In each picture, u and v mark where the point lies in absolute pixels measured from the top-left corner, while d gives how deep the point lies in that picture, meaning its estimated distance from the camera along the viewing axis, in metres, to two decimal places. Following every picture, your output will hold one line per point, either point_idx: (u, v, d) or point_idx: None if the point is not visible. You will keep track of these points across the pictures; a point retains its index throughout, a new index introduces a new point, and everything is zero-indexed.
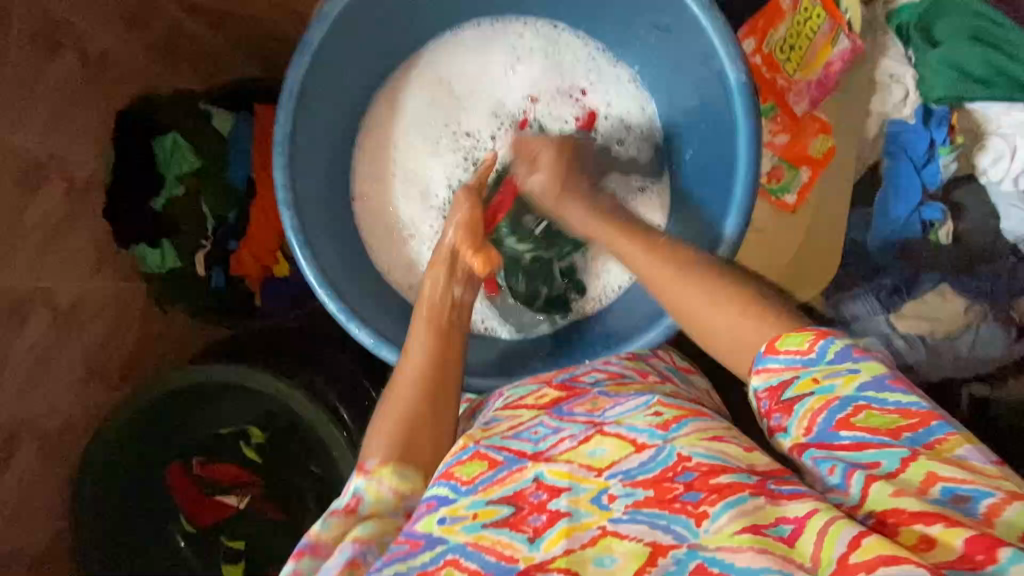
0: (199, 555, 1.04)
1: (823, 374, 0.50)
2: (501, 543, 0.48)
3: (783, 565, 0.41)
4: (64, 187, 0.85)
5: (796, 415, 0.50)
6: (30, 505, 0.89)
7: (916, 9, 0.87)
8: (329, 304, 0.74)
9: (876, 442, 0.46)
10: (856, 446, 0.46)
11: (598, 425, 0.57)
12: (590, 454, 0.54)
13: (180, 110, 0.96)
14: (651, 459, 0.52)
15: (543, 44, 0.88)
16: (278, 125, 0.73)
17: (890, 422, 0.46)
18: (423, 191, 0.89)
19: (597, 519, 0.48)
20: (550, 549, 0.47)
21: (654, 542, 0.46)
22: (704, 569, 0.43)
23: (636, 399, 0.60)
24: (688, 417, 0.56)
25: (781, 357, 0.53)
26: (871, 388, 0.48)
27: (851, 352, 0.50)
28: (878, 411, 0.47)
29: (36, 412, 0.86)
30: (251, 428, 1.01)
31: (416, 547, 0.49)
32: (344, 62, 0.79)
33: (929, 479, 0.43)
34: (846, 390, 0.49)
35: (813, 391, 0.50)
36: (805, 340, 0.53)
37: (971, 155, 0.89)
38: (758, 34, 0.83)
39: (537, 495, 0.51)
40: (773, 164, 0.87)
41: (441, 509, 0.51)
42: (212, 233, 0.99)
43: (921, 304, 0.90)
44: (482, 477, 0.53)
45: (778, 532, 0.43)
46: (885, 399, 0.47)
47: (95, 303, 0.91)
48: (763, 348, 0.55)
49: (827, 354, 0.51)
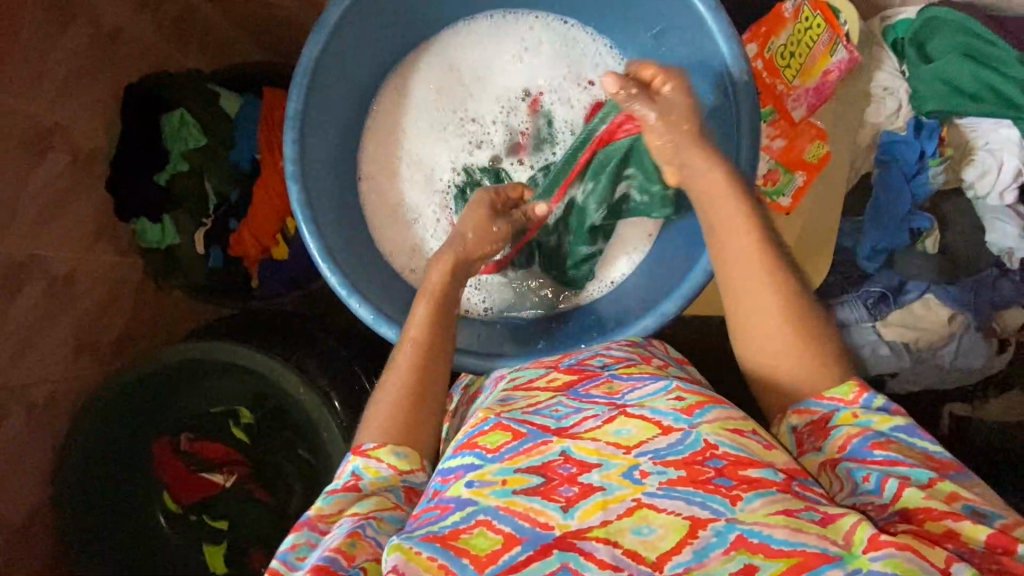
0: (179, 531, 1.05)
1: (864, 412, 0.57)
2: (533, 509, 0.47)
3: (820, 541, 0.44)
4: (69, 157, 0.93)
5: (832, 437, 0.57)
6: (20, 469, 0.91)
7: (910, 25, 0.92)
8: (330, 277, 0.75)
9: (907, 462, 0.53)
10: (889, 462, 0.53)
11: (620, 406, 0.56)
12: (616, 433, 0.52)
13: (187, 88, 1.02)
14: (679, 442, 0.51)
15: (553, 38, 0.90)
16: (291, 100, 0.74)
17: (919, 456, 0.54)
18: (428, 177, 0.91)
19: (631, 492, 0.48)
20: (585, 519, 0.47)
21: (692, 515, 0.46)
22: (745, 540, 0.44)
23: (653, 382, 0.58)
24: (710, 404, 0.54)
25: (826, 402, 0.59)
26: (903, 431, 0.55)
27: (891, 406, 0.57)
28: (909, 447, 0.54)
29: (29, 375, 0.91)
30: (241, 408, 1.02)
31: (447, 511, 0.49)
32: (359, 45, 0.81)
33: (953, 497, 0.50)
34: (881, 427, 0.56)
35: (852, 422, 0.57)
36: (849, 391, 0.59)
37: (958, 168, 0.92)
38: (760, 39, 0.88)
39: (566, 467, 0.50)
40: (769, 167, 0.91)
41: (468, 475, 0.51)
42: (213, 212, 1.04)
43: (908, 313, 0.93)
44: (507, 445, 0.52)
45: (810, 515, 0.46)
46: (915, 442, 0.55)
47: (92, 272, 0.99)
48: (812, 396, 0.60)
49: (870, 404, 0.58)
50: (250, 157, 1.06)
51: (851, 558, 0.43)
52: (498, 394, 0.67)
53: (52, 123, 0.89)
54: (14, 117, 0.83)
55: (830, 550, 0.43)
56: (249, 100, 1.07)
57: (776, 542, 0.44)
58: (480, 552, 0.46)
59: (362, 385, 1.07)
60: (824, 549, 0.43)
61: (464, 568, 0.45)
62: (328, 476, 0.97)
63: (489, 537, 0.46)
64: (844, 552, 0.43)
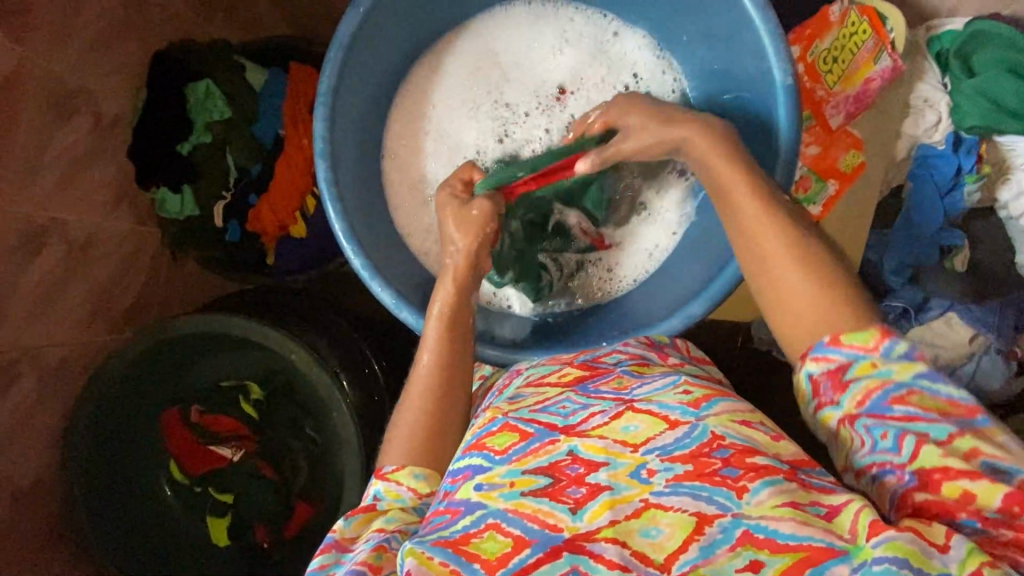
0: (185, 504, 1.05)
1: (885, 360, 0.49)
2: (542, 511, 0.47)
3: (825, 535, 0.43)
4: (92, 121, 0.93)
5: (850, 391, 0.49)
6: (27, 432, 0.91)
7: (956, 36, 0.90)
8: (353, 258, 0.75)
9: (926, 417, 0.47)
10: (908, 418, 0.47)
11: (627, 402, 0.55)
12: (624, 430, 0.51)
13: (214, 60, 1.02)
14: (685, 436, 0.50)
15: (593, 31, 0.89)
16: (324, 75, 0.73)
17: (938, 404, 0.47)
18: (451, 155, 0.89)
19: (639, 492, 0.47)
20: (594, 520, 0.46)
21: (698, 512, 0.45)
22: (750, 536, 0.43)
23: (663, 377, 0.58)
24: (717, 396, 0.54)
25: (844, 349, 0.50)
26: (925, 377, 0.48)
27: (915, 350, 0.49)
28: (929, 395, 0.47)
29: (39, 339, 0.90)
30: (250, 384, 1.03)
31: (456, 515, 0.49)
32: (397, 23, 0.80)
33: (971, 452, 0.45)
34: (901, 375, 0.48)
35: (870, 374, 0.49)
36: (870, 337, 0.50)
37: (994, 186, 0.92)
38: (804, 42, 0.84)
39: (574, 467, 0.49)
40: (802, 174, 0.87)
41: (477, 477, 0.50)
42: (233, 186, 1.05)
43: (927, 329, 0.91)
44: (515, 447, 0.52)
45: (816, 510, 0.45)
46: (937, 388, 0.48)
47: (109, 239, 0.98)
48: (826, 339, 0.51)
49: (891, 351, 0.49)
50: (273, 132, 1.05)
51: (858, 551, 0.42)
52: (511, 390, 0.66)
53: (77, 85, 0.89)
54: (40, 77, 0.83)
55: (836, 545, 0.42)
56: (275, 76, 1.06)
57: (782, 537, 0.43)
58: (491, 556, 0.45)
59: (372, 367, 1.06)
60: (830, 543, 0.42)
61: (476, 572, 0.44)
62: (337, 453, 0.98)
63: (499, 540, 0.46)
64: (850, 547, 0.42)
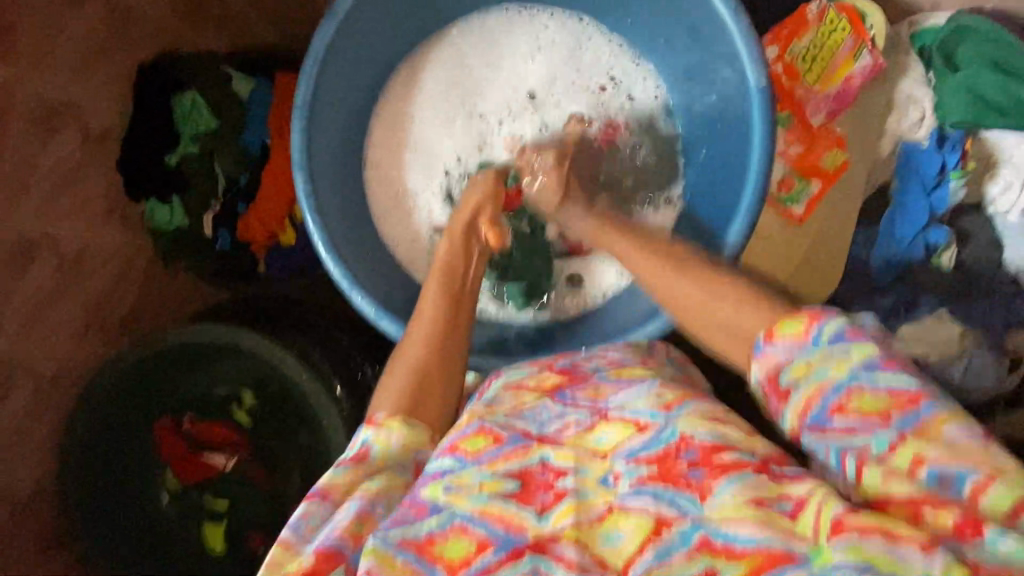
0: (182, 511, 1.06)
1: (817, 360, 0.48)
2: (507, 514, 0.47)
3: (786, 537, 0.42)
4: (79, 136, 0.93)
5: (791, 400, 0.49)
6: (21, 443, 0.93)
7: (937, 34, 0.89)
8: (333, 270, 0.75)
9: (867, 425, 0.45)
10: (847, 430, 0.45)
11: (601, 412, 0.56)
12: (598, 440, 0.53)
13: (199, 71, 1.02)
14: (654, 437, 0.50)
15: (568, 35, 0.89)
16: (300, 90, 0.74)
17: (880, 405, 0.45)
18: (429, 165, 0.90)
19: (602, 498, 0.48)
20: (557, 522, 0.46)
21: (659, 516, 0.45)
22: (709, 542, 0.43)
23: (638, 384, 0.58)
24: (689, 399, 0.54)
25: (779, 345, 0.51)
26: (863, 370, 0.46)
27: (845, 334, 0.48)
28: (870, 393, 0.45)
29: (33, 352, 0.92)
30: (243, 391, 1.04)
31: (422, 513, 0.48)
32: (372, 33, 0.80)
33: (916, 462, 0.42)
34: (837, 375, 0.47)
35: (808, 377, 0.48)
36: (800, 326, 0.50)
37: (981, 182, 0.90)
38: (781, 42, 0.87)
39: (544, 474, 0.50)
40: (784, 174, 0.90)
41: (446, 478, 0.50)
42: (222, 196, 1.05)
43: (919, 328, 0.89)
44: (488, 450, 0.52)
45: (782, 506, 0.43)
46: (877, 381, 0.46)
47: (100, 251, 1.00)
48: (761, 338, 0.53)
49: (822, 337, 0.49)
50: (260, 141, 1.06)
51: (818, 551, 0.40)
52: (490, 392, 0.65)
53: (63, 101, 0.89)
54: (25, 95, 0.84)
55: (796, 549, 0.41)
56: (260, 85, 1.07)
57: (740, 541, 0.42)
58: (454, 557, 0.46)
59: (364, 373, 1.06)
60: (790, 547, 0.41)
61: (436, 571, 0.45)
62: (325, 461, 0.98)
63: (462, 544, 0.46)
64: (811, 550, 0.41)
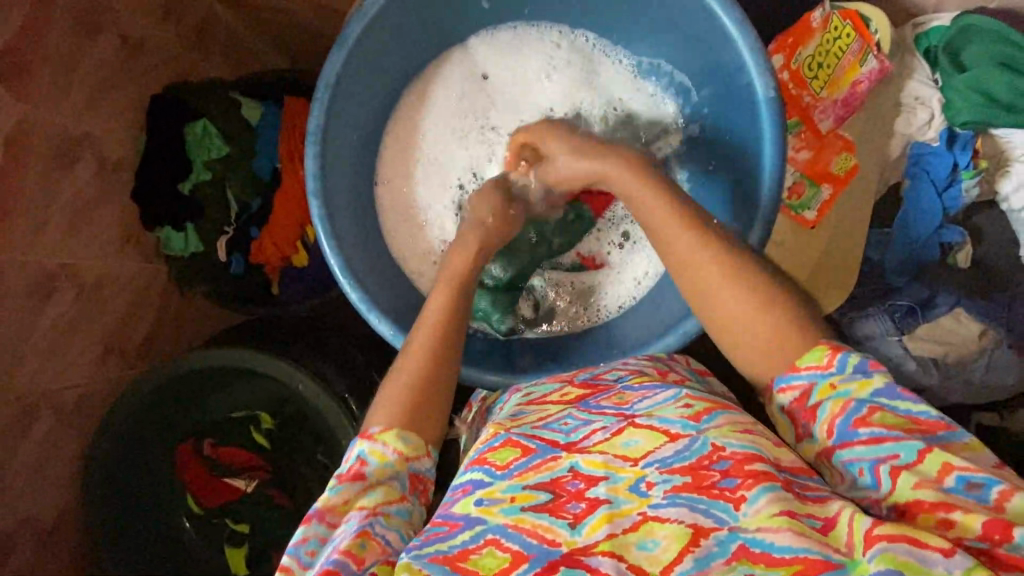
0: (204, 535, 1.07)
1: (842, 379, 0.51)
2: (541, 527, 0.47)
3: (823, 547, 0.42)
4: (96, 167, 0.95)
5: (819, 419, 0.52)
6: (48, 470, 0.94)
7: (944, 33, 0.89)
8: (350, 293, 0.76)
9: (892, 436, 0.47)
10: (874, 441, 0.48)
11: (629, 417, 0.55)
12: (625, 445, 0.52)
13: (210, 97, 1.03)
14: (685, 448, 0.50)
15: (575, 51, 0.90)
16: (312, 116, 0.75)
17: (903, 423, 0.48)
18: (444, 179, 0.91)
19: (637, 506, 0.47)
20: (591, 534, 0.46)
21: (694, 523, 0.45)
22: (746, 550, 0.43)
23: (663, 391, 0.58)
24: (718, 409, 0.54)
25: (803, 373, 0.53)
26: (884, 394, 0.50)
27: (868, 363, 0.52)
28: (891, 413, 0.49)
29: (56, 381, 0.93)
30: (262, 413, 1.04)
31: (455, 528, 0.48)
32: (381, 57, 0.81)
33: (943, 469, 0.45)
34: (860, 393, 0.50)
35: (831, 396, 0.51)
36: (823, 355, 0.53)
37: (994, 181, 0.90)
38: (786, 51, 0.86)
39: (575, 484, 0.50)
40: (795, 180, 0.90)
41: (478, 492, 0.50)
42: (235, 220, 1.06)
43: (935, 327, 0.90)
44: (516, 462, 0.52)
45: (812, 522, 0.44)
46: (897, 406, 0.49)
47: (118, 278, 1.01)
48: (783, 369, 0.55)
49: (846, 365, 0.52)
50: (271, 166, 1.07)
51: (854, 565, 0.41)
52: (511, 408, 0.66)
53: (80, 133, 0.91)
54: (43, 129, 0.85)
55: (833, 558, 0.42)
56: (270, 108, 1.08)
57: (778, 550, 0.42)
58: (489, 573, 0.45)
59: None
60: (826, 556, 0.42)
61: None
62: None
63: (496, 557, 0.46)
64: (847, 560, 0.42)
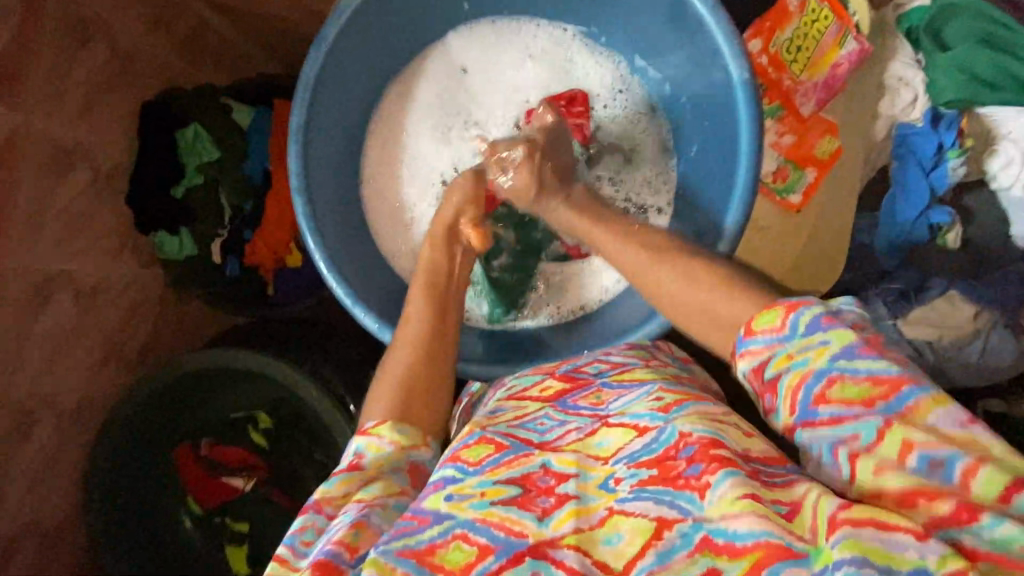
0: (207, 536, 1.08)
1: (797, 349, 0.48)
2: (509, 519, 0.47)
3: (784, 533, 0.42)
4: (90, 175, 0.96)
5: (780, 393, 0.48)
6: (51, 475, 0.96)
7: (926, 13, 0.89)
8: (335, 288, 0.77)
9: (851, 414, 0.44)
10: (833, 421, 0.45)
11: (602, 417, 0.57)
12: (598, 445, 0.53)
13: (204, 104, 1.06)
14: (653, 441, 0.51)
15: (554, 44, 0.90)
16: (293, 115, 0.76)
17: (862, 391, 0.44)
18: (426, 176, 0.92)
19: (604, 501, 0.48)
20: (558, 527, 0.46)
21: (659, 517, 0.45)
22: (709, 541, 0.43)
23: (638, 387, 0.59)
24: (689, 400, 0.55)
25: (759, 339, 0.50)
26: (841, 359, 0.46)
27: (821, 321, 0.47)
28: (850, 381, 0.45)
29: (55, 387, 0.95)
30: (259, 413, 1.05)
31: (424, 523, 0.48)
32: (359, 55, 0.82)
33: (904, 449, 0.42)
34: (818, 362, 0.46)
35: (790, 367, 0.48)
36: (776, 317, 0.50)
37: (981, 159, 0.90)
38: (765, 35, 0.85)
39: (546, 479, 0.50)
40: (778, 164, 0.89)
41: (447, 488, 0.50)
42: (229, 222, 1.08)
43: (931, 310, 0.88)
44: (489, 458, 0.52)
45: (777, 508, 0.43)
46: (856, 368, 0.45)
47: (115, 284, 1.02)
48: (741, 331, 0.52)
49: (799, 326, 0.48)
50: (262, 168, 1.09)
51: (818, 552, 0.40)
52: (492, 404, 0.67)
53: (74, 142, 0.93)
54: (36, 139, 0.87)
55: (796, 546, 0.41)
56: (261, 112, 1.10)
57: (740, 538, 0.42)
58: (455, 566, 0.45)
59: None
60: (788, 543, 0.41)
61: None
62: None
63: (464, 551, 0.46)
64: (811, 548, 0.41)
